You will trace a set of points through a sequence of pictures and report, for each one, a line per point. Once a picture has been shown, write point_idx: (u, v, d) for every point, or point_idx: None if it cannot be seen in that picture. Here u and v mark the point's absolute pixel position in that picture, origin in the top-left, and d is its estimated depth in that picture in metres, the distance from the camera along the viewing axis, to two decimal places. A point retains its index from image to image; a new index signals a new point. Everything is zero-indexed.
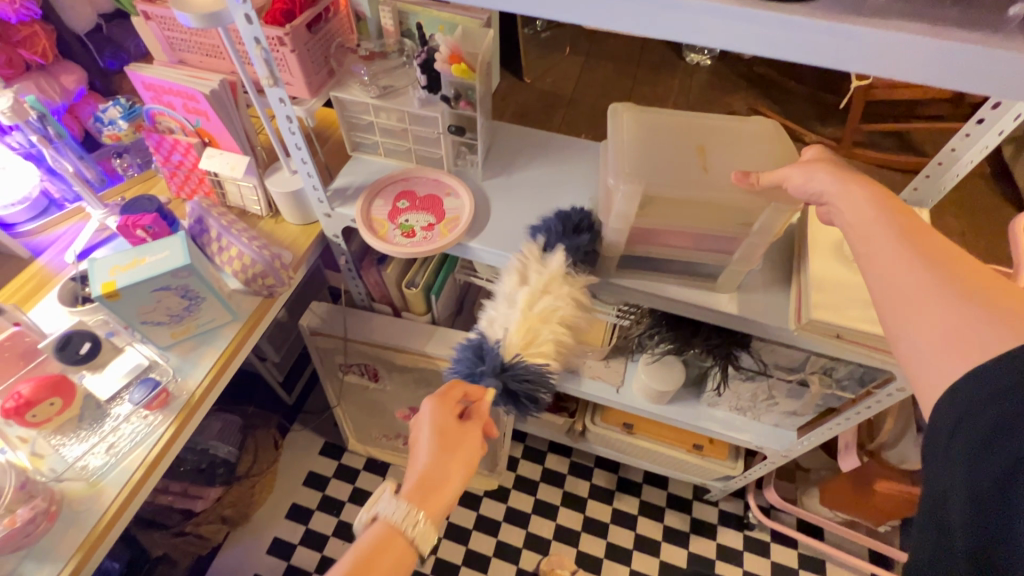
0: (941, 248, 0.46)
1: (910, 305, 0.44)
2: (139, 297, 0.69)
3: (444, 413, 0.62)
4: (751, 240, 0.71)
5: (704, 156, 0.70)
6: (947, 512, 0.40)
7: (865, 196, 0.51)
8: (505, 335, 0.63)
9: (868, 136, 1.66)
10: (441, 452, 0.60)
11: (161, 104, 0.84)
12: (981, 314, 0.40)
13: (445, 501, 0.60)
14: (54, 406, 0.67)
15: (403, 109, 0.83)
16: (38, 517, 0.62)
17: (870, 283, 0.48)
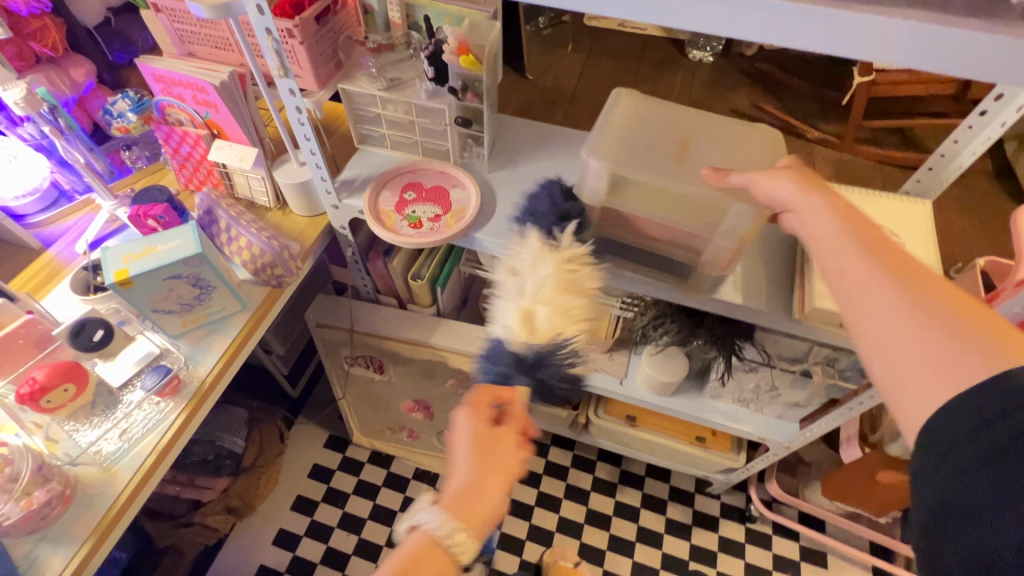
0: (907, 267, 0.46)
1: (882, 333, 0.44)
2: (151, 284, 0.70)
3: (477, 421, 0.58)
4: (719, 239, 0.72)
5: (687, 150, 0.73)
6: (931, 512, 0.40)
7: (829, 211, 0.51)
8: (507, 328, 0.59)
9: (870, 132, 1.66)
10: (478, 461, 0.56)
11: (171, 96, 0.85)
12: (949, 342, 0.41)
13: (485, 514, 0.56)
14: (69, 391, 0.68)
15: (411, 101, 0.83)
16: (54, 500, 0.63)
17: (842, 304, 0.48)
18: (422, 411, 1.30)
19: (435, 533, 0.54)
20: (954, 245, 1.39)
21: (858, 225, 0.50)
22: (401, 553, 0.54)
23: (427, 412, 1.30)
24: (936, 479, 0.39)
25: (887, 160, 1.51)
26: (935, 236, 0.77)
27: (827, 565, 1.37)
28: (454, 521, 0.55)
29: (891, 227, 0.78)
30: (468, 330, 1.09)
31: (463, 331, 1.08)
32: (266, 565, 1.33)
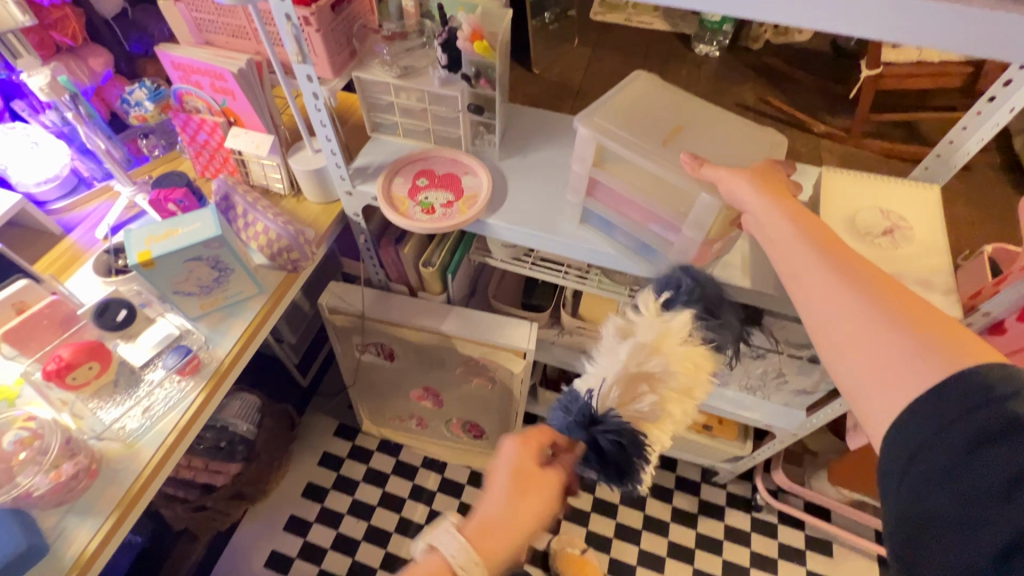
0: (865, 272, 0.50)
1: (844, 338, 0.48)
2: (173, 266, 0.72)
3: (527, 457, 0.62)
4: (686, 228, 0.70)
5: (677, 135, 0.72)
6: (917, 504, 0.42)
7: (785, 216, 0.56)
8: (601, 387, 0.64)
9: (878, 126, 1.65)
10: (516, 494, 0.60)
11: (189, 84, 0.87)
12: (907, 348, 0.45)
13: (501, 552, 0.57)
14: (93, 369, 0.70)
15: (424, 89, 0.85)
16: (81, 473, 0.65)
17: (804, 309, 0.52)
18: (431, 399, 1.32)
19: (454, 557, 0.54)
20: (961, 237, 1.39)
21: (819, 234, 0.54)
22: (412, 572, 0.54)
23: (436, 400, 1.32)
24: (911, 475, 0.42)
25: (895, 154, 1.51)
26: (942, 221, 0.78)
27: (833, 554, 1.38)
28: (474, 548, 0.56)
29: (898, 212, 0.79)
30: (479, 317, 1.10)
31: (473, 318, 1.09)
32: (277, 550, 1.35)
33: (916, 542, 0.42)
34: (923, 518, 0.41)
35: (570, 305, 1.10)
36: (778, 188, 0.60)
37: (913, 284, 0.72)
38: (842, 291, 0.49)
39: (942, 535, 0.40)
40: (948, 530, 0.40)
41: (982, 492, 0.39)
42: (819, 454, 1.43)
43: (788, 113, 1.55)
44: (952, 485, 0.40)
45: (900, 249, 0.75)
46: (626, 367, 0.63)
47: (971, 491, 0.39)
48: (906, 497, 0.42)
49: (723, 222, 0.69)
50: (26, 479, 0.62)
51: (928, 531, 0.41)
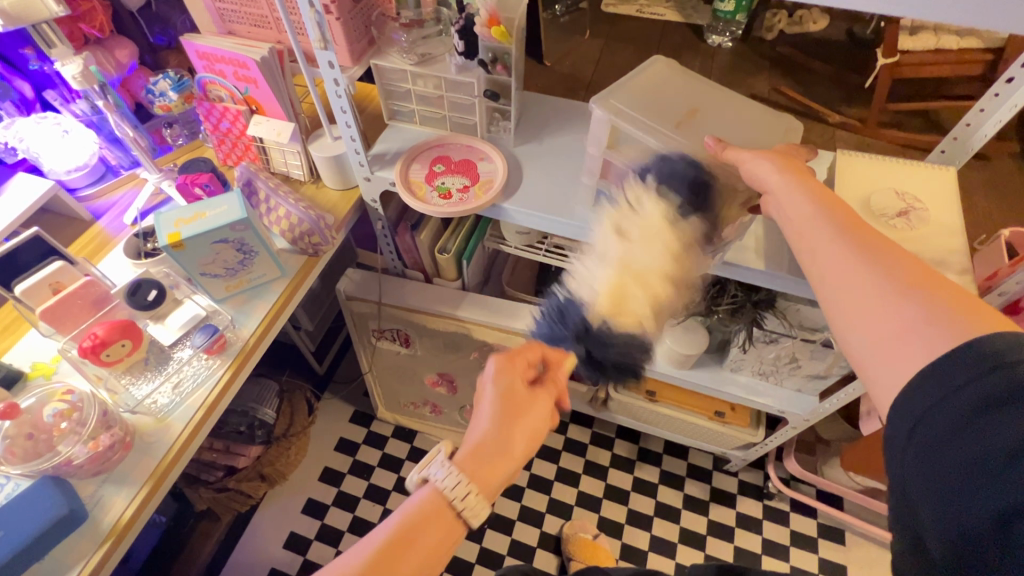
0: (883, 249, 0.51)
1: (857, 311, 0.50)
2: (201, 248, 0.75)
3: (513, 378, 0.64)
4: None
5: (692, 118, 0.72)
6: (922, 471, 0.42)
7: (806, 194, 0.57)
8: (592, 297, 0.60)
9: (894, 115, 1.63)
10: (505, 416, 0.62)
11: (213, 73, 0.90)
12: (919, 316, 0.46)
13: (501, 469, 0.61)
14: (125, 347, 0.72)
15: (440, 76, 0.86)
16: (117, 444, 0.68)
17: (820, 285, 0.54)
18: (445, 385, 1.34)
19: (450, 486, 0.57)
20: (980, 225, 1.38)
21: (840, 214, 0.55)
22: (418, 502, 0.58)
23: (450, 386, 1.34)
24: (914, 442, 0.43)
25: (912, 144, 1.50)
26: (959, 202, 0.78)
27: (845, 542, 1.39)
28: (472, 471, 0.59)
29: (914, 194, 0.79)
30: (494, 303, 1.12)
31: (489, 304, 1.11)
32: (295, 532, 1.38)
33: (921, 506, 0.42)
34: (927, 481, 0.42)
35: None
36: (797, 169, 0.60)
37: (928, 264, 0.72)
38: (856, 267, 0.51)
39: (946, 499, 0.40)
40: (955, 494, 0.40)
41: (983, 456, 0.39)
42: (832, 442, 1.44)
43: (802, 102, 1.54)
44: (960, 448, 0.40)
45: (916, 230, 0.75)
46: (613, 264, 0.60)
47: (976, 453, 0.39)
48: (913, 461, 0.43)
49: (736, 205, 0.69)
50: (66, 448, 0.65)
51: (929, 495, 0.41)
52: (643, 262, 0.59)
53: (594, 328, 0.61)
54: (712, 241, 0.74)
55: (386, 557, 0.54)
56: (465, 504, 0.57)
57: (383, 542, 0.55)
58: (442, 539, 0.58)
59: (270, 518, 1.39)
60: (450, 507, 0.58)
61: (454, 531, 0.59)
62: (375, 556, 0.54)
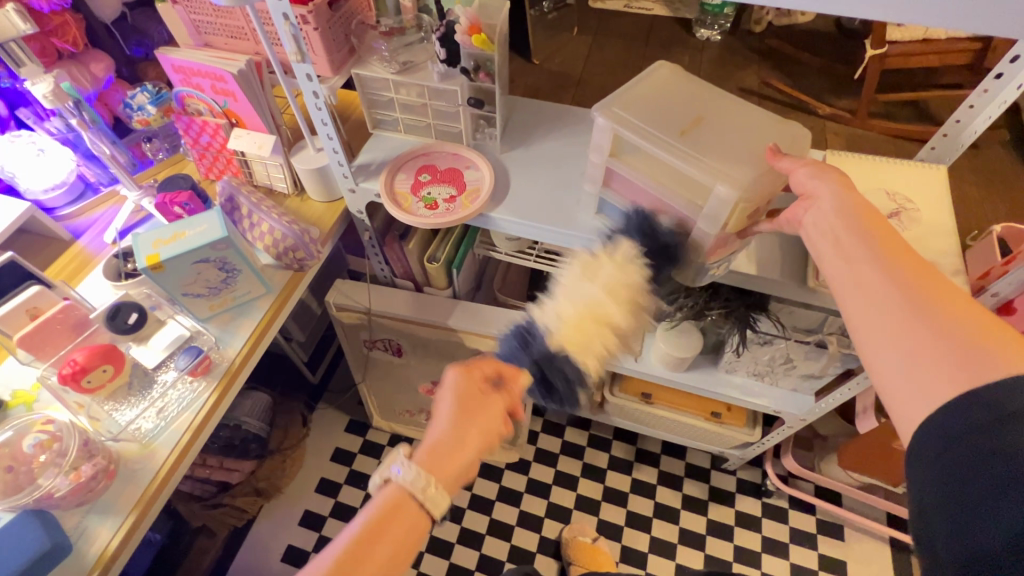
0: (920, 270, 0.48)
1: (898, 332, 0.46)
2: (181, 268, 0.73)
3: (469, 383, 0.60)
4: (703, 224, 0.68)
5: (695, 127, 0.70)
6: (940, 485, 0.42)
7: (839, 205, 0.54)
8: (555, 326, 0.61)
9: (885, 106, 1.62)
10: (460, 420, 0.58)
11: (190, 87, 0.88)
12: (968, 343, 0.43)
13: (457, 469, 0.58)
14: (107, 372, 0.70)
15: (423, 84, 0.84)
16: (100, 473, 0.67)
17: (851, 303, 0.50)
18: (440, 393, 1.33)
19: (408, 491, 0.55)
20: (972, 216, 1.37)
21: (875, 230, 0.52)
22: (375, 509, 0.56)
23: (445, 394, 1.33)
24: (934, 459, 0.42)
25: (903, 135, 1.49)
26: (950, 200, 0.77)
27: (844, 538, 1.39)
28: (428, 471, 0.56)
29: (905, 194, 0.78)
30: (485, 311, 1.11)
31: (480, 312, 1.10)
32: (293, 545, 1.36)
33: (934, 517, 0.42)
34: (944, 495, 0.41)
35: None
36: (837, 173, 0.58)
37: None
38: (892, 287, 0.48)
39: (965, 516, 0.40)
40: (968, 512, 0.40)
41: (1005, 481, 0.38)
42: (829, 438, 1.43)
43: (793, 95, 1.52)
44: (984, 471, 0.39)
45: (908, 231, 0.74)
46: (579, 303, 0.61)
47: (998, 479, 0.39)
48: (931, 475, 0.42)
49: (744, 216, 0.67)
50: (46, 480, 0.63)
51: (946, 511, 0.41)
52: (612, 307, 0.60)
53: (556, 357, 0.60)
54: (717, 248, 0.71)
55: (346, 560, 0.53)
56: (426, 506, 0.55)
57: (343, 551, 0.53)
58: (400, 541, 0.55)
59: (267, 530, 1.38)
60: (411, 502, 0.56)
61: (412, 535, 0.56)
62: (335, 562, 0.53)
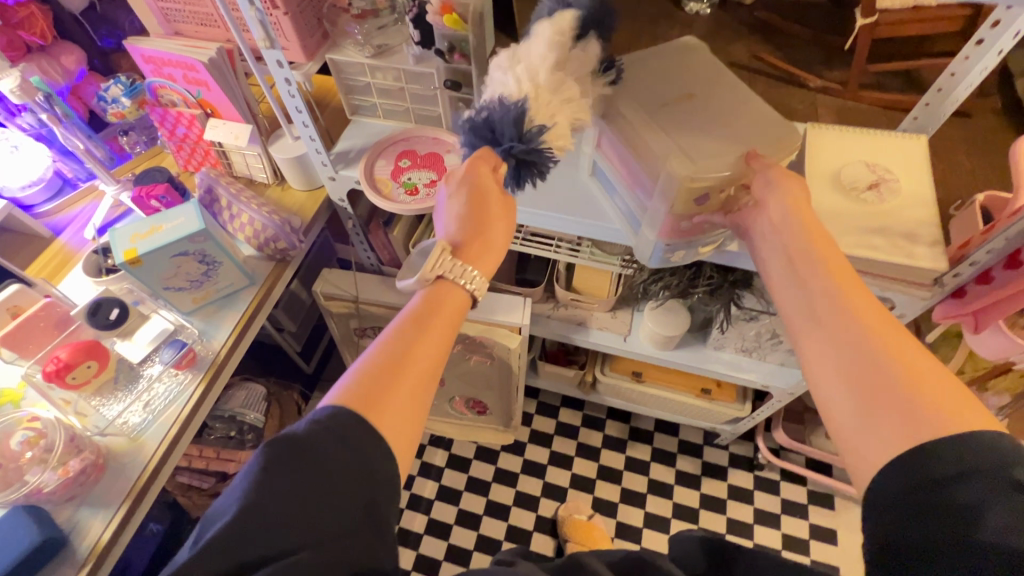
0: (881, 323, 0.46)
1: (851, 382, 0.44)
2: (160, 263, 0.73)
3: (477, 179, 0.57)
4: (657, 199, 0.68)
5: (681, 103, 0.67)
6: (899, 515, 0.40)
7: (808, 242, 0.52)
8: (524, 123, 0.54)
9: (876, 76, 1.60)
10: (474, 211, 0.58)
11: (162, 77, 0.86)
12: (920, 399, 0.41)
13: (488, 256, 0.58)
14: (92, 368, 0.70)
15: (399, 68, 0.83)
16: (88, 467, 0.67)
17: (808, 349, 0.48)
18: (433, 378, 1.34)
19: (451, 272, 0.55)
20: (964, 185, 1.36)
21: (841, 275, 0.49)
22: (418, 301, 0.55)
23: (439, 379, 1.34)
24: (897, 496, 0.40)
25: (894, 105, 1.47)
26: (931, 170, 0.77)
27: (835, 507, 1.41)
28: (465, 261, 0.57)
29: (885, 164, 0.78)
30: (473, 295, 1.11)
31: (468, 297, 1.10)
32: None
33: (891, 550, 0.40)
34: (899, 528, 0.40)
35: (564, 280, 1.15)
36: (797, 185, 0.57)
37: (900, 237, 0.71)
38: (840, 322, 0.46)
39: (924, 550, 0.39)
40: (930, 552, 0.38)
41: (957, 509, 0.38)
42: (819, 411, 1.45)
43: (782, 68, 1.51)
44: (942, 505, 0.38)
45: (887, 203, 0.74)
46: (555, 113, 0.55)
47: (956, 518, 0.38)
48: (889, 508, 0.41)
49: (690, 198, 0.64)
50: (35, 477, 0.64)
51: (903, 545, 0.40)
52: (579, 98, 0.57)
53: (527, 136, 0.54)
54: (674, 232, 0.71)
55: (378, 378, 0.49)
56: (467, 281, 0.56)
57: (379, 362, 0.50)
58: (446, 332, 0.54)
59: None
60: (455, 287, 0.56)
61: (455, 324, 0.56)
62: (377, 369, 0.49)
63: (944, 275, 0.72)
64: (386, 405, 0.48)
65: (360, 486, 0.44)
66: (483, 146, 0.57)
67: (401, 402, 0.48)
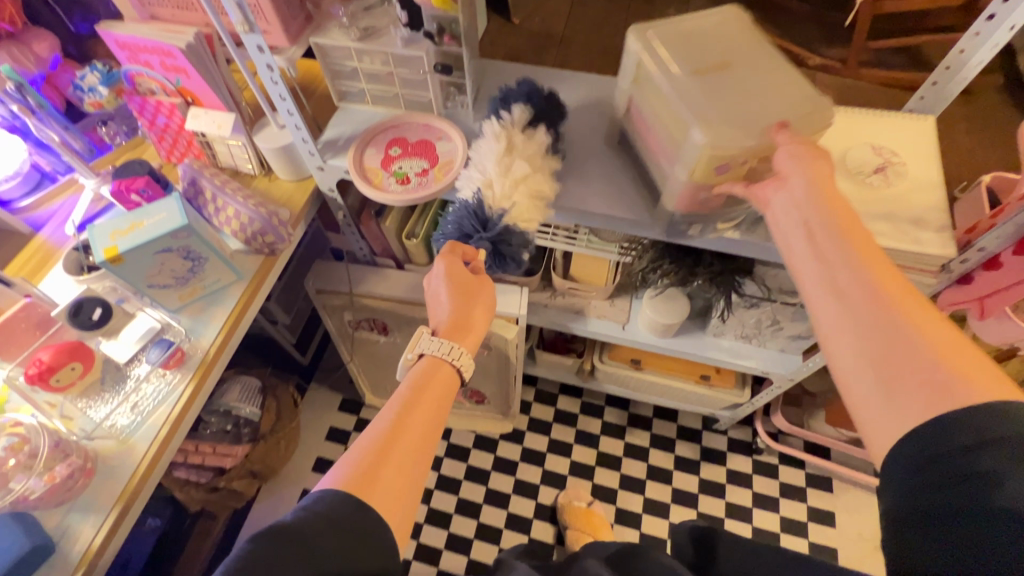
0: (904, 294, 0.44)
1: (875, 360, 0.42)
2: (142, 260, 0.70)
3: (457, 269, 0.70)
4: (677, 167, 0.67)
5: (718, 72, 0.64)
6: (919, 486, 0.40)
7: (827, 208, 0.49)
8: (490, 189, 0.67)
9: (877, 53, 1.56)
10: (459, 298, 0.70)
11: (138, 64, 0.82)
12: (946, 371, 0.40)
13: (472, 336, 0.70)
14: (76, 369, 0.69)
15: (386, 51, 0.79)
16: (76, 472, 0.66)
17: (828, 324, 0.45)
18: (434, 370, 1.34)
19: (441, 351, 0.66)
20: (966, 165, 1.33)
21: (863, 244, 0.46)
22: (413, 376, 0.64)
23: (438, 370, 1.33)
24: (919, 471, 0.40)
25: (896, 83, 1.44)
26: (938, 152, 0.75)
27: (833, 489, 1.42)
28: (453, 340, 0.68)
29: (891, 147, 0.76)
30: None
31: None
32: None
33: (913, 522, 0.40)
34: (920, 499, 0.40)
35: (561, 267, 1.12)
36: (822, 159, 0.53)
37: (906, 223, 0.69)
38: (868, 301, 0.43)
39: (943, 518, 0.38)
40: (958, 521, 0.38)
41: (973, 475, 0.38)
42: (818, 395, 1.45)
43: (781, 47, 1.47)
44: (966, 475, 0.38)
45: (894, 187, 0.72)
46: (517, 176, 0.68)
47: (980, 486, 0.37)
48: (911, 480, 0.40)
49: (711, 166, 0.63)
50: (19, 484, 0.63)
51: (927, 516, 0.39)
52: (531, 171, 0.69)
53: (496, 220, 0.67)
54: (695, 203, 0.71)
55: (374, 455, 0.53)
56: (456, 357, 0.66)
57: (374, 442, 0.55)
58: (439, 403, 0.62)
59: (266, 511, 1.40)
60: (446, 364, 0.66)
61: (447, 395, 0.64)
62: (371, 451, 0.54)
63: (951, 261, 0.71)
64: (384, 477, 0.52)
65: (367, 565, 0.48)
66: (451, 240, 0.71)
67: (396, 474, 0.53)
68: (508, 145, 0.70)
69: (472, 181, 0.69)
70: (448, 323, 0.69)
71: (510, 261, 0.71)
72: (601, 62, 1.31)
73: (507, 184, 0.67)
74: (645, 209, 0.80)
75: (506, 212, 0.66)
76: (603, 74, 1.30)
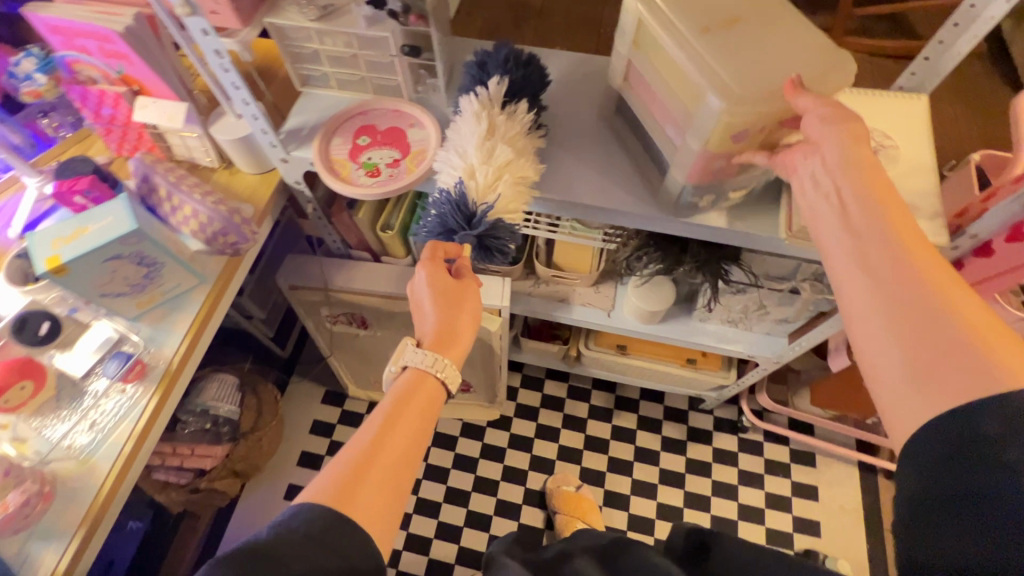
0: (938, 273, 0.42)
1: (903, 341, 0.41)
2: (90, 269, 0.65)
3: (440, 275, 0.66)
4: (690, 137, 0.63)
5: (729, 28, 0.59)
6: (935, 470, 0.38)
7: (852, 181, 0.47)
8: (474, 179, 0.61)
9: (862, 21, 1.52)
10: (445, 306, 0.66)
11: (75, 50, 0.75)
12: (976, 353, 0.38)
13: (461, 344, 0.66)
14: (26, 389, 0.65)
15: (348, 31, 0.73)
16: (32, 499, 0.62)
17: (856, 303, 0.44)
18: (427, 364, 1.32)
19: (425, 364, 0.62)
20: (952, 137, 1.31)
21: (895, 220, 0.44)
22: (397, 390, 0.61)
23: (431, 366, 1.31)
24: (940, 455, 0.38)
25: (880, 53, 1.40)
26: (930, 133, 0.72)
27: (816, 464, 1.44)
28: (440, 352, 0.64)
29: (883, 128, 0.73)
30: None
31: None
32: None
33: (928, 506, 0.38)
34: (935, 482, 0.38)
35: (543, 257, 1.09)
36: (856, 121, 0.50)
37: None
38: (899, 274, 0.42)
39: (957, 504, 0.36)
40: (978, 509, 0.35)
41: (995, 461, 0.35)
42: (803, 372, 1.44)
43: None
44: (987, 463, 0.35)
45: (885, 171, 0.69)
46: (499, 161, 0.62)
47: (996, 474, 0.35)
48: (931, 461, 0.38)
49: (727, 134, 0.59)
50: None
51: (944, 502, 0.37)
52: (513, 156, 0.64)
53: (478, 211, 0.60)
54: (706, 173, 0.67)
55: (344, 487, 0.51)
56: (440, 371, 0.62)
57: (346, 470, 0.52)
58: (418, 424, 0.59)
59: (251, 507, 1.38)
60: (433, 377, 0.62)
61: (431, 411, 0.61)
62: (349, 473, 0.52)
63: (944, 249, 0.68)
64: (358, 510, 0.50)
65: None
66: (433, 240, 0.66)
67: (373, 503, 0.51)
68: (487, 126, 0.65)
69: (452, 170, 0.64)
70: (434, 334, 0.65)
71: (500, 253, 0.63)
72: (579, 35, 1.24)
73: (490, 173, 0.61)
74: (641, 189, 0.78)
75: (492, 205, 0.60)
76: (581, 48, 1.23)
